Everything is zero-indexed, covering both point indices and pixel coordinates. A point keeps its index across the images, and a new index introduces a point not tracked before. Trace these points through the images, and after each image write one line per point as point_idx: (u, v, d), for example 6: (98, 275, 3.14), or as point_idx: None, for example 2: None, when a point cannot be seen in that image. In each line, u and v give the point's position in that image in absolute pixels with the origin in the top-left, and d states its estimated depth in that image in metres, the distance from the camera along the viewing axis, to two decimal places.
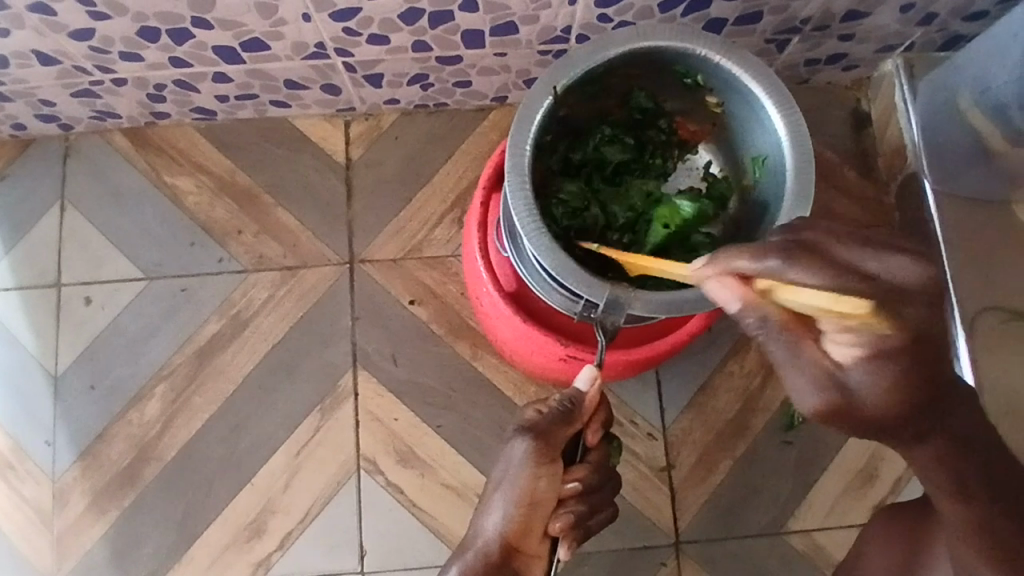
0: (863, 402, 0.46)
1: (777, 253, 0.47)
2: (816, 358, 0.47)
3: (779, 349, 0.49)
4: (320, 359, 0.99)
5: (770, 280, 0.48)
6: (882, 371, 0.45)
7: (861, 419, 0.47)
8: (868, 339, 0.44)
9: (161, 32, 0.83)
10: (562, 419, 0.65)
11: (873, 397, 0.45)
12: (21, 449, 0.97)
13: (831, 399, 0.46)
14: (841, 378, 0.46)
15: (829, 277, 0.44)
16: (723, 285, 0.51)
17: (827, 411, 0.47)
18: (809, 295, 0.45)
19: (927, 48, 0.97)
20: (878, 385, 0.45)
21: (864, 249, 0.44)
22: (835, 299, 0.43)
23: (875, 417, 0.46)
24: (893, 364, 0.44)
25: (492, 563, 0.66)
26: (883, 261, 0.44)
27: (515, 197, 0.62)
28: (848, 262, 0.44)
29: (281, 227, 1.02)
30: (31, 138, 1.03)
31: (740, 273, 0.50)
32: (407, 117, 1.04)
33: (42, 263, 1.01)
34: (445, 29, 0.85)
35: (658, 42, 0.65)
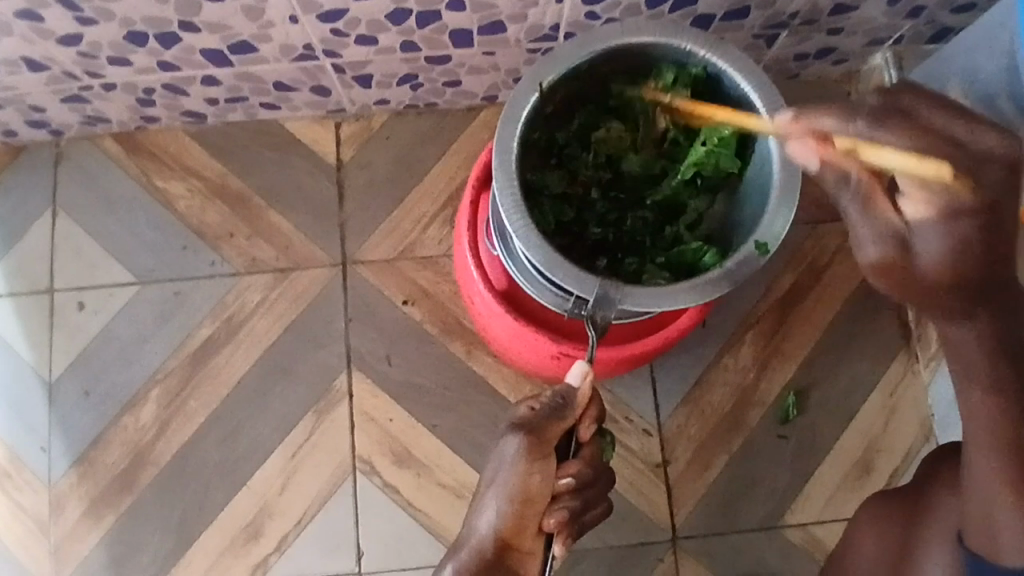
0: (921, 264, 0.51)
1: (863, 115, 0.50)
2: (884, 220, 0.51)
3: (852, 211, 0.53)
4: (315, 362, 0.99)
5: (855, 139, 0.50)
6: (954, 230, 0.48)
7: (914, 276, 0.51)
8: (941, 203, 0.48)
9: (149, 36, 0.83)
10: (554, 414, 0.66)
11: (936, 260, 0.50)
12: (17, 457, 0.97)
13: (888, 256, 0.51)
14: (908, 237, 0.50)
15: (913, 143, 0.48)
16: (803, 145, 0.52)
17: (884, 265, 0.52)
18: (892, 157, 0.48)
19: (916, 41, 0.97)
20: (945, 251, 0.49)
21: (946, 122, 0.49)
22: (914, 161, 0.47)
23: (931, 279, 0.51)
24: (970, 222, 0.48)
25: (486, 560, 0.66)
26: (977, 131, 0.48)
27: (502, 195, 0.62)
28: (930, 122, 0.49)
29: (273, 230, 1.02)
30: (22, 145, 1.03)
31: (827, 134, 0.52)
32: (398, 117, 1.04)
33: (34, 270, 1.01)
34: (433, 29, 0.85)
35: (641, 37, 0.65)
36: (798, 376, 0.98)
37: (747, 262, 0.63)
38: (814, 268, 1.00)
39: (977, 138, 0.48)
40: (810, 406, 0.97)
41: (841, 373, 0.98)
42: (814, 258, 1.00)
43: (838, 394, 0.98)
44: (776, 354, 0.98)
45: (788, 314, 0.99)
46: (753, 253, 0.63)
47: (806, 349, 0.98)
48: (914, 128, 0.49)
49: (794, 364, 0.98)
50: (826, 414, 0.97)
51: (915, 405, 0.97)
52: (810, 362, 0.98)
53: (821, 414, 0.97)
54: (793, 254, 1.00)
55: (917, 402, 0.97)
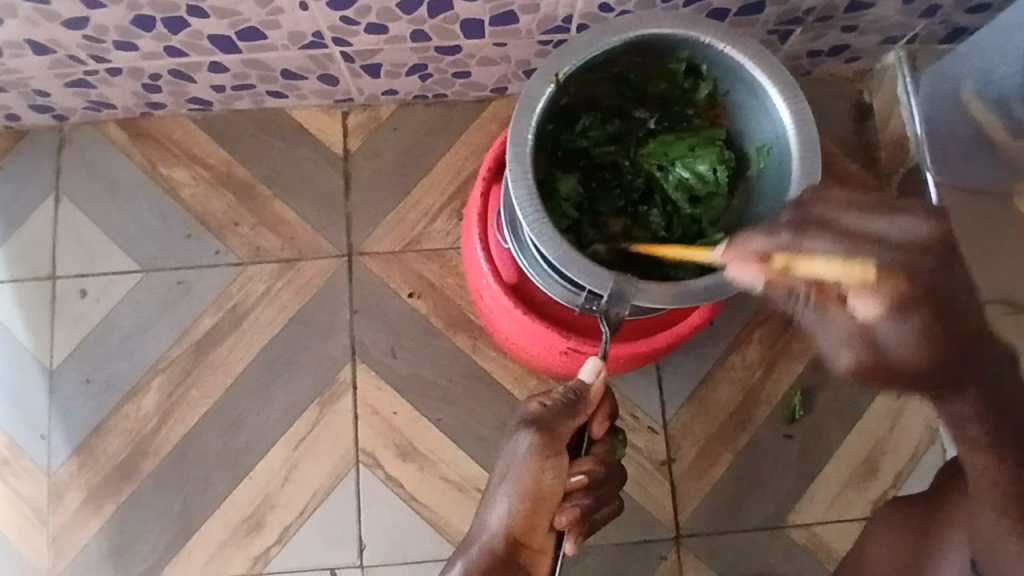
0: (894, 357, 0.53)
1: (792, 234, 0.54)
2: (843, 319, 0.54)
3: (809, 316, 0.55)
4: (318, 353, 0.98)
5: (787, 256, 0.53)
6: (906, 327, 0.52)
7: (890, 368, 0.54)
8: (887, 297, 0.51)
9: (156, 20, 0.82)
10: (567, 411, 0.65)
11: (906, 353, 0.53)
12: (16, 445, 0.96)
13: (859, 354, 0.54)
14: (870, 334, 0.53)
15: (845, 249, 0.51)
16: (746, 267, 0.55)
17: (859, 366, 0.54)
18: (825, 267, 0.52)
19: (929, 40, 0.96)
20: (912, 345, 0.52)
21: (859, 219, 0.52)
22: (846, 267, 0.51)
23: (905, 365, 0.54)
24: (917, 314, 0.51)
25: (497, 557, 0.66)
26: (898, 222, 0.51)
27: (516, 187, 0.61)
28: (852, 228, 0.52)
29: (278, 219, 1.01)
30: (25, 129, 1.02)
31: (766, 254, 0.54)
32: (406, 108, 1.03)
33: (36, 256, 1.00)
34: (444, 18, 0.84)
35: (659, 29, 0.64)
36: (805, 375, 0.97)
37: None
38: None
39: (888, 232, 0.51)
40: (816, 406, 0.97)
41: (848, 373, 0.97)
42: None
43: (845, 394, 0.97)
44: (783, 353, 0.98)
45: None
46: None
47: (813, 348, 0.98)
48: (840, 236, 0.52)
49: (801, 364, 0.97)
50: (832, 414, 0.97)
51: (922, 406, 0.97)
52: (817, 362, 0.97)
53: (827, 414, 0.97)
54: None
55: (924, 404, 0.97)
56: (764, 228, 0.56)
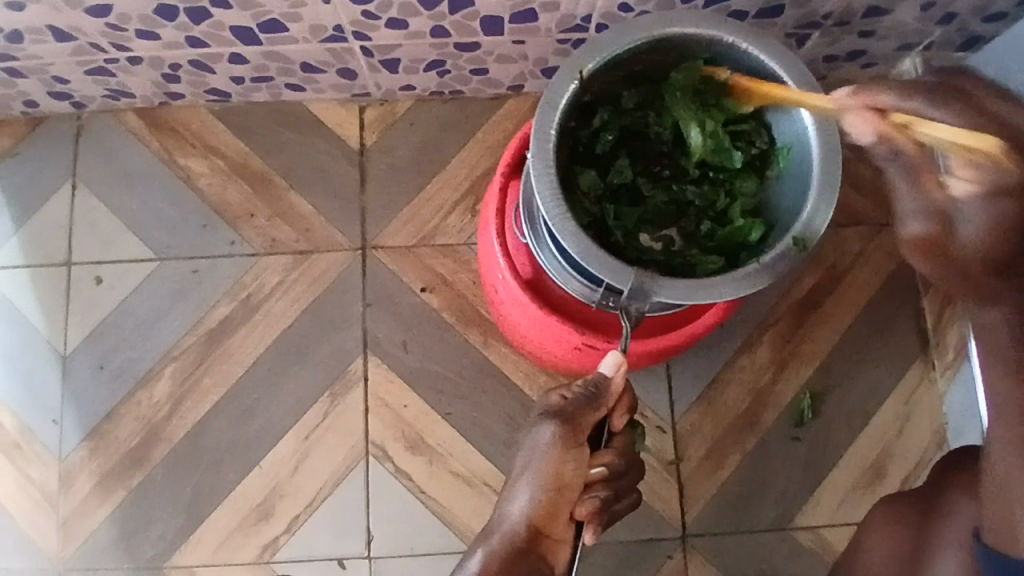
0: (960, 242, 0.49)
1: (926, 100, 0.51)
2: (930, 189, 0.49)
3: (899, 181, 0.50)
4: (330, 345, 0.99)
5: (912, 117, 0.49)
6: (990, 211, 0.47)
7: (952, 256, 0.49)
8: (990, 174, 0.46)
9: (179, 10, 0.82)
10: (589, 403, 0.65)
11: (975, 240, 0.48)
12: (29, 429, 0.97)
13: (929, 229, 0.49)
14: (954, 216, 0.48)
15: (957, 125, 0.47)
16: (861, 121, 0.52)
17: (922, 240, 0.50)
18: (940, 131, 0.46)
19: (946, 47, 0.97)
20: (987, 228, 0.48)
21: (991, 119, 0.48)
22: (961, 136, 0.46)
23: (963, 255, 0.49)
24: (1011, 202, 0.46)
25: (518, 546, 0.65)
26: (1021, 117, 0.48)
27: (539, 182, 0.62)
28: (983, 108, 0.50)
29: (293, 211, 1.01)
30: (43, 116, 1.03)
31: (887, 110, 0.51)
32: (423, 103, 1.03)
33: (52, 242, 1.01)
34: (464, 14, 0.85)
35: (683, 28, 0.65)
36: (814, 379, 0.98)
37: (783, 259, 0.63)
38: (835, 271, 1.00)
39: (1021, 121, 0.48)
40: (824, 409, 0.97)
41: (857, 377, 0.98)
42: (834, 261, 1.00)
43: (853, 399, 0.97)
44: (793, 356, 0.98)
45: (807, 316, 0.99)
46: (790, 250, 0.63)
47: (823, 352, 0.98)
48: (970, 119, 0.49)
49: (810, 367, 0.98)
50: (840, 418, 0.97)
51: (930, 412, 0.97)
52: (826, 366, 0.98)
53: (835, 417, 0.97)
54: (814, 256, 0.99)
55: (932, 410, 0.97)
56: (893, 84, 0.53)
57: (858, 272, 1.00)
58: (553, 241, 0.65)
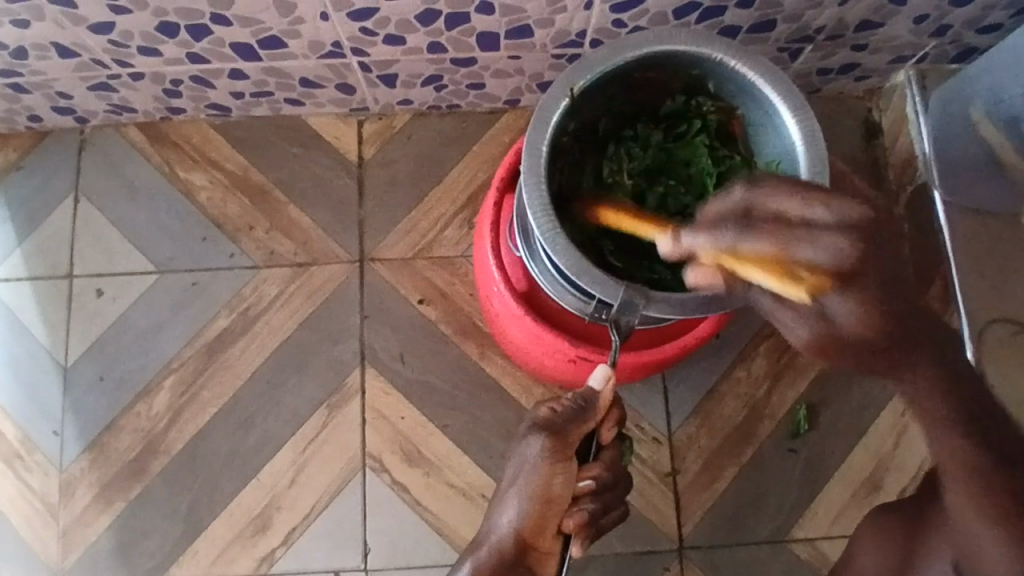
0: (845, 326, 0.49)
1: (728, 223, 0.50)
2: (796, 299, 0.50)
3: (768, 302, 0.52)
4: (328, 357, 0.99)
5: (725, 251, 0.50)
6: (849, 303, 0.48)
7: (845, 341, 0.50)
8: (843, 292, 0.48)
9: (180, 27, 0.84)
10: (578, 416, 0.65)
11: (855, 326, 0.49)
12: (29, 439, 0.98)
13: (815, 332, 0.51)
14: (826, 310, 0.49)
15: (777, 241, 0.47)
16: (704, 274, 0.54)
17: (819, 339, 0.51)
18: (760, 277, 0.49)
19: (939, 60, 0.97)
20: (861, 314, 0.48)
21: (792, 235, 0.47)
22: (781, 283, 0.48)
23: (855, 339, 0.50)
24: (852, 293, 0.48)
25: (504, 559, 0.67)
26: (830, 208, 0.47)
27: (531, 198, 0.63)
28: (781, 212, 0.48)
29: (292, 224, 1.02)
30: (47, 130, 1.04)
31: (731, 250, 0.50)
32: (420, 117, 1.05)
33: (55, 254, 1.02)
34: (461, 30, 0.86)
35: (672, 45, 0.66)
36: (810, 391, 0.98)
37: None
38: None
39: (817, 226, 0.46)
40: (820, 421, 0.97)
41: (853, 390, 0.98)
42: None
43: (849, 411, 0.97)
44: (789, 368, 0.98)
45: None
46: None
47: (818, 364, 0.98)
48: (773, 233, 0.47)
49: (806, 379, 0.98)
50: (835, 430, 0.97)
51: None
52: (822, 378, 0.98)
53: (830, 429, 0.97)
54: None
55: None
56: (711, 213, 0.51)
57: None
58: (545, 256, 0.66)
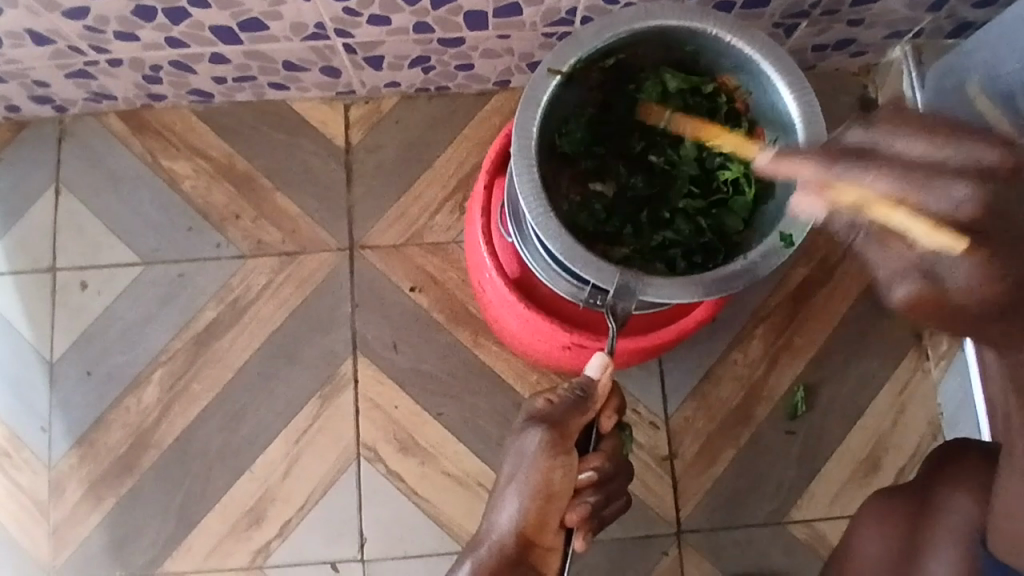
0: (953, 293, 0.40)
1: (898, 168, 0.41)
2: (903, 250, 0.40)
3: (868, 249, 0.42)
4: (320, 347, 0.98)
5: (866, 195, 0.41)
6: (984, 266, 0.39)
7: (948, 309, 0.41)
8: (983, 258, 0.39)
9: (157, 10, 0.81)
10: (575, 408, 0.65)
11: (970, 288, 0.39)
12: (16, 437, 0.96)
13: (919, 290, 0.40)
14: (932, 265, 0.39)
15: (905, 183, 0.40)
16: (808, 201, 0.45)
17: (920, 301, 0.41)
18: (903, 220, 0.39)
19: (935, 35, 0.95)
20: (983, 274, 0.39)
21: (922, 174, 0.40)
22: (930, 231, 0.38)
23: (958, 305, 0.41)
24: (989, 246, 0.38)
25: (509, 559, 0.65)
26: (959, 148, 0.40)
27: (522, 181, 0.62)
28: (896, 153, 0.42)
29: (279, 212, 1.00)
30: (25, 120, 1.01)
31: (834, 184, 0.43)
32: (408, 101, 1.02)
33: (37, 249, 0.99)
34: (448, 10, 0.83)
35: (665, 20, 0.65)
36: (808, 372, 0.97)
37: (770, 254, 0.64)
38: (827, 263, 0.99)
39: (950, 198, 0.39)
40: (818, 402, 0.96)
41: (851, 370, 0.97)
42: (826, 253, 0.99)
43: (847, 392, 0.97)
44: (786, 350, 0.97)
45: (799, 309, 0.98)
46: (777, 245, 0.64)
47: (815, 345, 0.97)
48: (902, 176, 0.40)
49: (803, 360, 0.97)
50: (833, 410, 0.96)
51: (924, 403, 0.96)
52: (820, 359, 0.97)
53: (829, 410, 0.96)
54: (805, 248, 0.98)
55: (926, 400, 0.96)
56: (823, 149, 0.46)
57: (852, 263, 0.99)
58: (537, 241, 0.65)
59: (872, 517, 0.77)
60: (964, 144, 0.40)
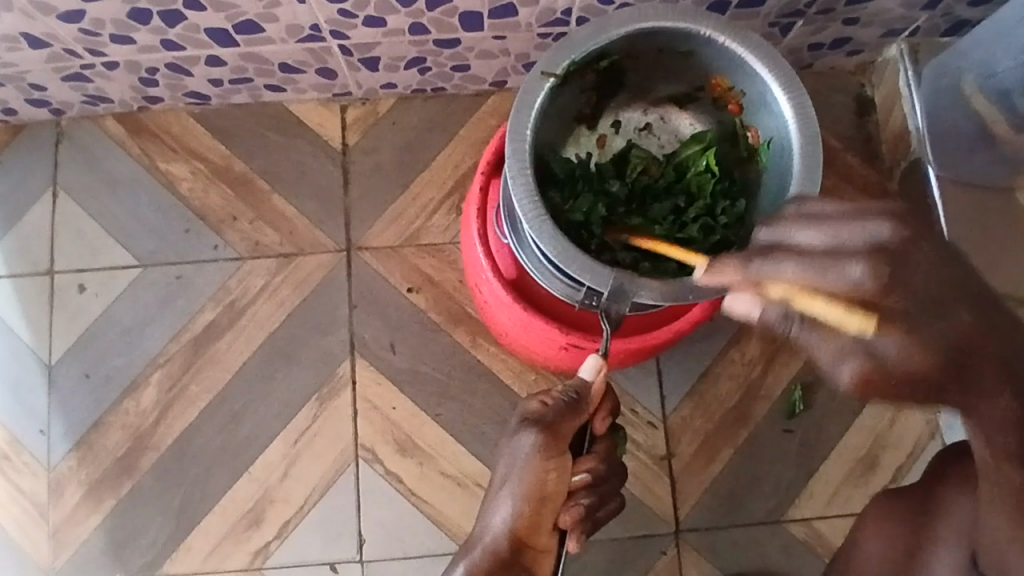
0: (893, 361, 0.43)
1: (801, 257, 0.43)
2: (844, 340, 0.44)
3: (807, 336, 0.45)
4: (318, 349, 0.98)
5: (787, 287, 0.44)
6: (909, 338, 0.43)
7: (897, 379, 0.44)
8: (900, 333, 0.42)
9: (152, 13, 0.81)
10: (569, 409, 0.65)
11: (904, 357, 0.43)
12: (15, 440, 0.96)
13: (862, 367, 0.44)
14: (872, 347, 0.43)
15: (810, 272, 0.43)
16: (743, 301, 0.47)
17: (868, 376, 0.45)
18: (820, 309, 0.42)
19: (931, 33, 0.95)
20: (912, 348, 0.43)
21: (822, 265, 0.42)
22: (841, 316, 0.42)
23: (914, 372, 0.44)
24: (904, 325, 0.42)
25: (502, 561, 0.65)
26: (854, 230, 0.42)
27: (515, 184, 0.62)
28: (805, 247, 0.44)
29: (276, 214, 1.00)
30: (22, 123, 1.01)
31: (759, 285, 0.45)
32: (405, 102, 1.02)
33: (35, 251, 1.00)
34: (443, 11, 0.83)
35: (659, 22, 0.65)
36: (806, 370, 0.97)
37: None
38: None
39: (845, 278, 0.42)
40: (816, 401, 0.97)
41: None
42: None
43: (845, 391, 0.97)
44: (783, 349, 0.97)
45: None
46: None
47: None
48: (809, 270, 0.43)
49: (801, 359, 0.97)
50: (831, 409, 0.96)
51: None
52: None
53: (827, 408, 0.96)
54: None
55: None
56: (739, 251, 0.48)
57: None
58: (531, 243, 0.65)
59: (875, 516, 0.78)
60: (860, 227, 0.42)
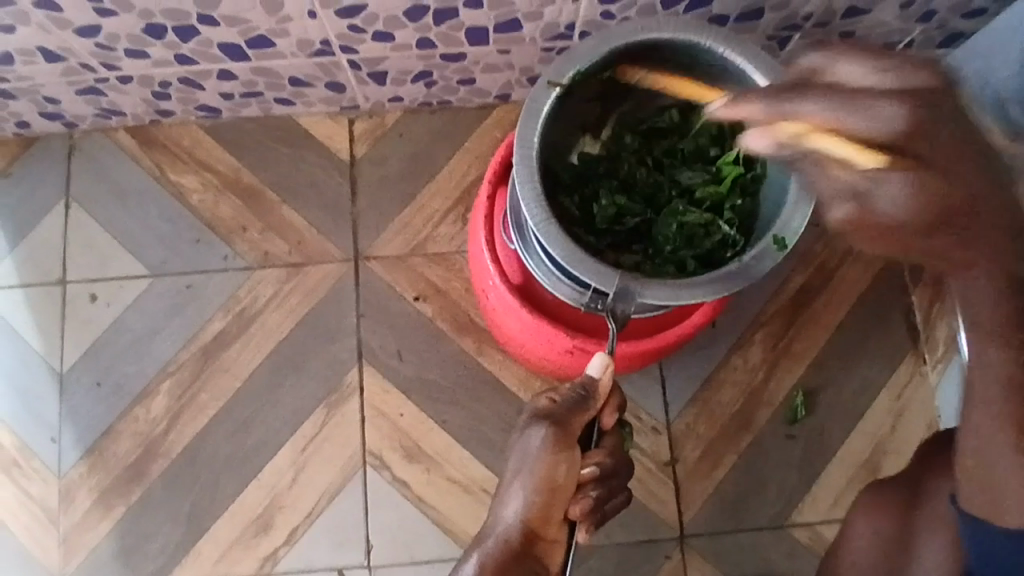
0: (887, 216, 0.39)
1: (842, 92, 0.38)
2: (835, 180, 0.39)
3: (806, 172, 0.40)
4: (326, 357, 0.99)
5: (809, 121, 0.37)
6: (911, 189, 0.39)
7: (886, 232, 0.40)
8: (906, 177, 0.38)
9: (167, 28, 0.83)
10: (577, 405, 0.67)
11: (899, 211, 0.39)
12: (27, 447, 0.97)
13: (853, 214, 0.40)
14: (864, 189, 0.39)
15: (838, 106, 0.37)
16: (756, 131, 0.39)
17: (854, 225, 0.40)
18: (836, 146, 0.38)
19: (926, 45, 0.97)
20: (912, 199, 0.39)
21: (854, 96, 0.37)
22: (858, 152, 0.37)
23: (903, 228, 0.40)
24: (918, 173, 0.38)
25: (514, 551, 0.66)
26: (892, 74, 0.38)
27: (523, 189, 0.64)
28: (837, 79, 0.39)
29: (285, 224, 1.02)
30: (35, 136, 1.03)
31: (784, 115, 0.38)
32: (411, 114, 1.04)
33: (47, 261, 1.01)
34: (450, 25, 0.85)
35: (660, 34, 0.67)
36: (807, 377, 0.98)
37: (766, 257, 0.65)
38: (824, 269, 1.00)
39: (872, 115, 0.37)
40: (818, 406, 0.98)
41: (850, 375, 0.98)
42: (824, 259, 1.00)
43: (847, 396, 0.98)
44: (785, 355, 0.99)
45: (797, 315, 1.00)
46: (772, 249, 0.65)
47: (814, 350, 0.99)
48: (840, 100, 0.37)
49: (802, 365, 0.98)
50: (833, 414, 0.98)
51: (923, 406, 0.98)
52: (819, 364, 0.99)
53: (829, 414, 0.98)
54: (802, 255, 1.00)
55: (924, 404, 0.98)
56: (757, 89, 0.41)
57: (848, 269, 1.00)
58: (538, 247, 0.67)
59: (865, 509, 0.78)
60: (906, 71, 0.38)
